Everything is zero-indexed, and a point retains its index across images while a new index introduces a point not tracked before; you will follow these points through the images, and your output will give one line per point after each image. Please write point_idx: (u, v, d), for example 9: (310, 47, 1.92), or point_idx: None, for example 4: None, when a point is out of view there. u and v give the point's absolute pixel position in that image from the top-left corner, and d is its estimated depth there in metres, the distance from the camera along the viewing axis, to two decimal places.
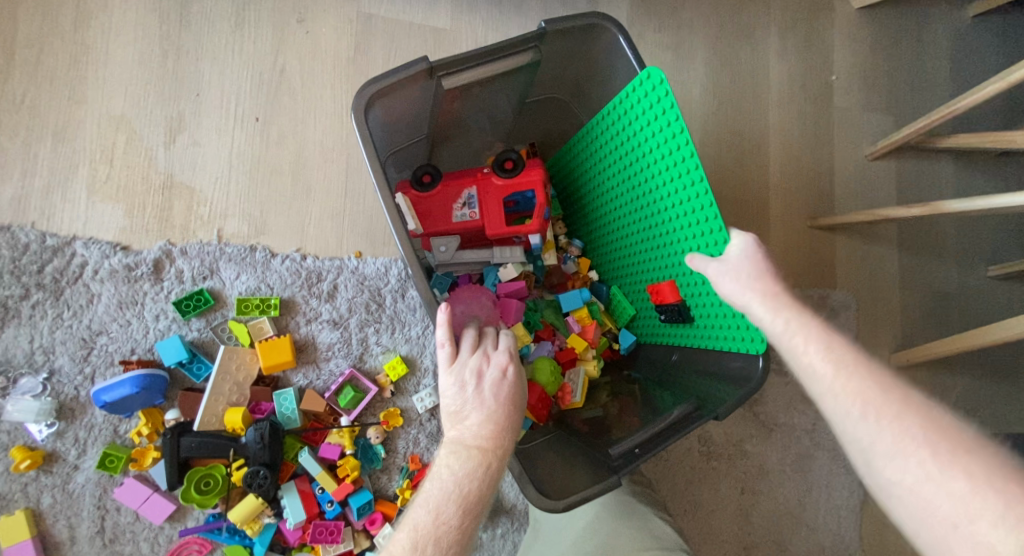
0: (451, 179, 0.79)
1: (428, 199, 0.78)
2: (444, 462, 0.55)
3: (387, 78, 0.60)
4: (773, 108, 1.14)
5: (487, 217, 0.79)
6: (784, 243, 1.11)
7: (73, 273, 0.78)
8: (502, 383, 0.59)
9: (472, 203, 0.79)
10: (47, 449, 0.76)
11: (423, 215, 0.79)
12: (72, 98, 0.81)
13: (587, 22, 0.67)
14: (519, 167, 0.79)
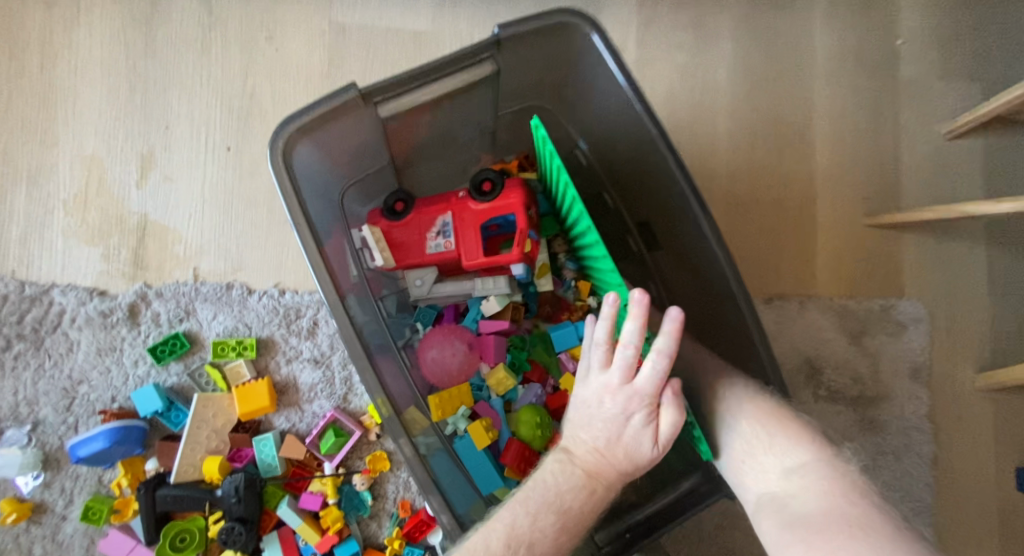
0: (426, 205, 0.70)
1: (398, 228, 0.69)
2: (546, 475, 0.51)
3: (311, 111, 0.55)
4: (820, 88, 0.97)
5: (463, 247, 0.68)
6: (835, 246, 0.95)
7: (51, 322, 0.78)
8: (626, 430, 0.50)
9: (447, 231, 0.69)
10: (36, 499, 0.76)
11: (394, 246, 0.69)
12: (44, 141, 0.80)
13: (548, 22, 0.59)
14: (498, 190, 0.67)
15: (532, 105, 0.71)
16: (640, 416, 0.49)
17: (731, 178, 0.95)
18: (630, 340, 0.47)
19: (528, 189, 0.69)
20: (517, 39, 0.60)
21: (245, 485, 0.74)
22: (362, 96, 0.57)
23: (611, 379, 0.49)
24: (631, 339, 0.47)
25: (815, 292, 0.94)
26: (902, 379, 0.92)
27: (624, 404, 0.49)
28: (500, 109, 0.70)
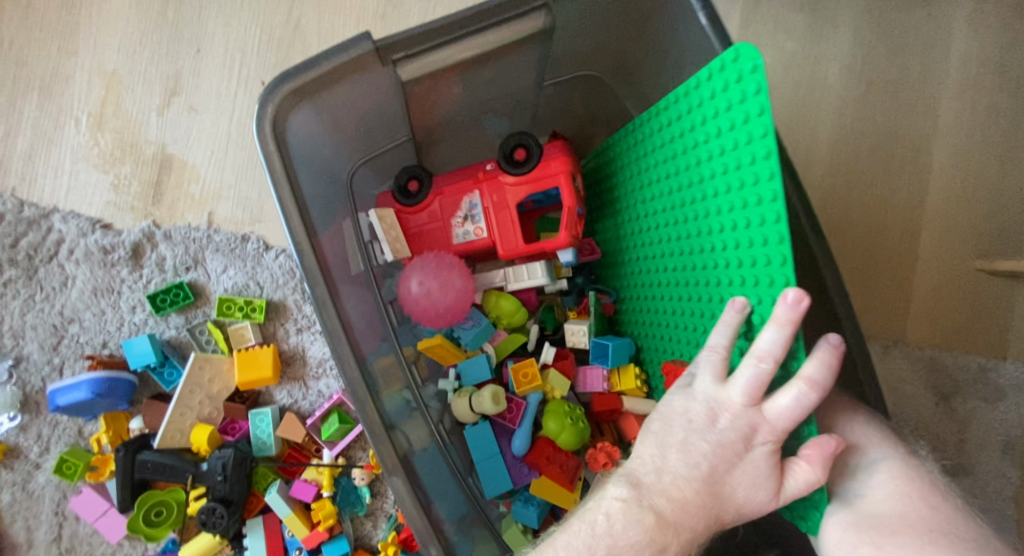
0: (448, 185, 0.59)
1: (416, 215, 0.59)
2: (599, 513, 0.38)
3: (312, 67, 0.43)
4: (947, 101, 0.82)
5: (498, 230, 0.58)
6: (936, 288, 0.82)
7: (47, 251, 0.70)
8: (743, 466, 0.35)
9: (475, 215, 0.58)
10: (10, 442, 0.69)
11: (411, 236, 0.59)
12: (62, 48, 0.72)
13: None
14: (533, 156, 0.56)
15: (577, 70, 0.59)
16: (763, 452, 0.35)
17: (826, 194, 0.82)
18: (769, 353, 0.34)
19: (573, 154, 0.58)
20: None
21: (234, 461, 0.66)
22: (378, 54, 0.45)
23: (728, 397, 0.36)
24: (770, 350, 0.34)
25: (903, 338, 0.81)
26: (991, 453, 0.79)
27: (744, 431, 0.35)
28: (543, 79, 0.58)
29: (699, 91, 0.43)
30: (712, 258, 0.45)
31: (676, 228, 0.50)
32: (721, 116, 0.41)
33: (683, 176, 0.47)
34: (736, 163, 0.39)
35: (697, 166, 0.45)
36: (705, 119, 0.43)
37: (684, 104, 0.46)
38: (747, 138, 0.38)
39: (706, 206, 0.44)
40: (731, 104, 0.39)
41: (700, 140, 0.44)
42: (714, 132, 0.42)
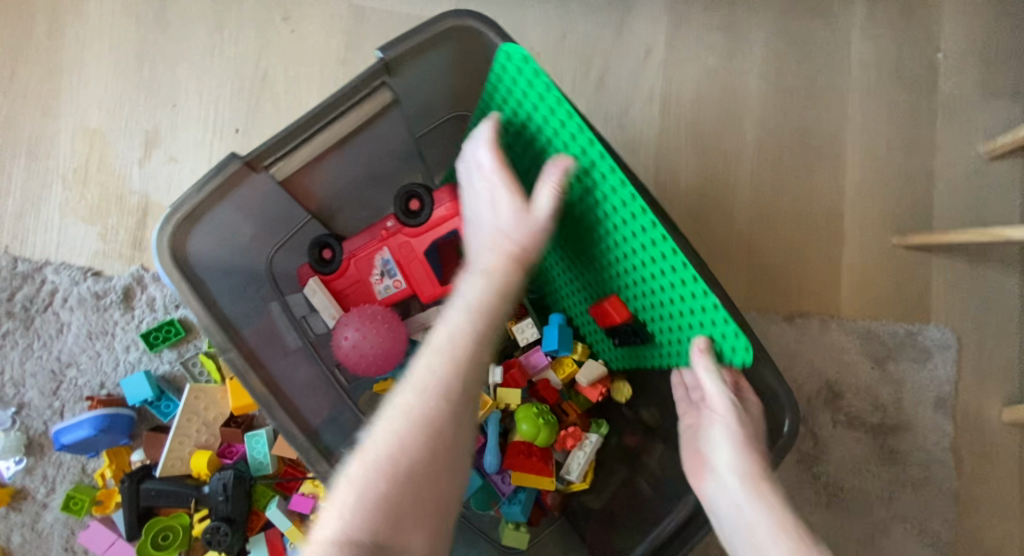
0: (359, 247, 0.63)
1: (336, 281, 0.63)
2: (439, 335, 0.42)
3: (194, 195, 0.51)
4: (853, 99, 0.93)
5: (414, 279, 0.63)
6: (863, 266, 0.91)
7: (43, 301, 0.75)
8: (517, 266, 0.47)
9: (390, 270, 0.62)
10: (17, 485, 0.73)
11: (339, 298, 0.64)
12: (45, 112, 0.78)
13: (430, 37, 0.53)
14: (428, 209, 0.61)
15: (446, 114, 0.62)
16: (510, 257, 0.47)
17: (758, 188, 0.91)
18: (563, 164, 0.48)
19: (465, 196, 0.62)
20: (404, 61, 0.54)
21: (237, 482, 0.70)
22: (248, 165, 0.52)
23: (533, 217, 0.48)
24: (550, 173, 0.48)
25: (839, 311, 0.90)
26: (924, 409, 0.88)
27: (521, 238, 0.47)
28: (416, 131, 0.62)
29: (506, 83, 0.52)
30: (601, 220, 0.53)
31: (558, 193, 0.56)
32: (530, 102, 0.51)
33: (542, 150, 0.54)
34: (567, 144, 0.50)
35: (547, 156, 0.54)
36: (526, 103, 0.52)
37: (509, 91, 0.53)
38: (553, 109, 0.49)
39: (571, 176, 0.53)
40: (530, 92, 0.50)
41: (541, 137, 0.53)
42: (551, 134, 0.51)
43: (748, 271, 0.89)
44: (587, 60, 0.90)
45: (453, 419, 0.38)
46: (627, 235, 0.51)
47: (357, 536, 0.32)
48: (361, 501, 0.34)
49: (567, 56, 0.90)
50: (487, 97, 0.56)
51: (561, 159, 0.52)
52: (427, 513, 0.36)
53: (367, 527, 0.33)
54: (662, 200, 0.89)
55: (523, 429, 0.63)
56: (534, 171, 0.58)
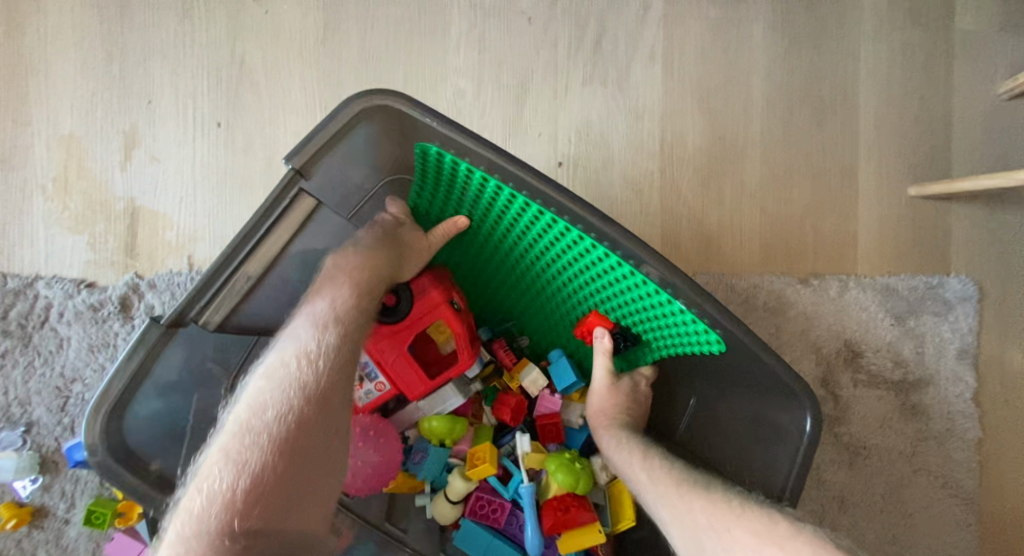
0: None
1: None
2: (291, 359, 0.46)
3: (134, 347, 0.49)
4: (865, 43, 0.88)
5: (394, 375, 0.61)
6: (879, 221, 0.88)
7: (39, 317, 0.72)
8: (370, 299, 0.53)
9: (372, 372, 0.61)
10: (35, 504, 0.72)
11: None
12: (16, 119, 0.74)
13: (341, 125, 0.50)
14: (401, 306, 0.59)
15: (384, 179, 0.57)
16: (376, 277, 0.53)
17: (768, 145, 0.87)
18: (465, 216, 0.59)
19: (440, 280, 0.61)
20: (318, 160, 0.51)
21: None
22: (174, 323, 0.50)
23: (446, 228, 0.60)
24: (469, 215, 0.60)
25: (856, 270, 0.87)
26: (947, 361, 0.87)
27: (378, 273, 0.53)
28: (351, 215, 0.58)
29: (438, 172, 0.56)
30: (571, 258, 0.57)
31: (526, 245, 0.60)
32: (469, 183, 0.55)
33: (498, 215, 0.58)
34: (520, 209, 0.54)
35: (498, 217, 0.58)
36: (463, 184, 0.56)
37: (446, 177, 0.56)
38: (490, 184, 0.53)
39: (532, 230, 0.57)
40: (464, 176, 0.54)
41: (487, 204, 0.57)
42: (498, 201, 0.55)
43: (761, 235, 0.86)
44: (582, 21, 0.84)
45: (325, 410, 0.45)
46: (596, 266, 0.56)
47: (237, 528, 0.38)
48: (235, 501, 0.39)
49: (560, 16, 0.83)
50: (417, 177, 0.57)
51: (517, 219, 0.56)
52: (299, 501, 0.42)
53: (250, 508, 0.39)
54: (670, 167, 0.85)
55: (558, 482, 0.62)
56: (494, 231, 0.61)
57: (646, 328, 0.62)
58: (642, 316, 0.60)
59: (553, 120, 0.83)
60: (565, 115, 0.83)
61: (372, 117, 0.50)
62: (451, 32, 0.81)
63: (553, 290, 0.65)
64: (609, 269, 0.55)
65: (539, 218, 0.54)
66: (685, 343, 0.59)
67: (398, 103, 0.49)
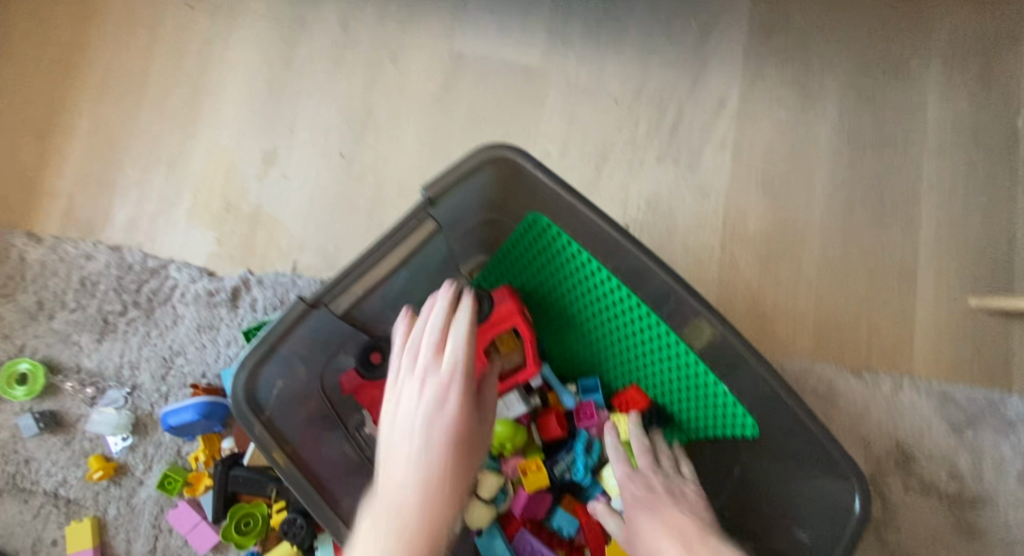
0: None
1: None
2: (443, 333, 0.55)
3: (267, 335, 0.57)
4: (929, 159, 0.94)
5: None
6: (937, 326, 0.90)
7: (164, 295, 0.84)
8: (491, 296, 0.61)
9: None
10: (120, 460, 0.80)
11: (372, 406, 0.67)
12: (186, 132, 0.89)
13: (466, 170, 0.60)
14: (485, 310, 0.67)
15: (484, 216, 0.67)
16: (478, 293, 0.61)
17: (828, 239, 0.92)
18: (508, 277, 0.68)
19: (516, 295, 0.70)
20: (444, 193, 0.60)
21: None
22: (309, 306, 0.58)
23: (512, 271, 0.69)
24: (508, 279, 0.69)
25: (910, 371, 0.88)
26: (1007, 483, 0.84)
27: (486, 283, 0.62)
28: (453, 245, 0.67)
29: (527, 242, 0.68)
30: (627, 334, 0.68)
31: (587, 317, 0.70)
32: (553, 254, 0.67)
33: (569, 287, 0.69)
34: (594, 282, 0.65)
35: (571, 290, 0.69)
36: (547, 255, 0.68)
37: (533, 247, 0.68)
38: (574, 257, 0.65)
39: (598, 305, 0.67)
40: (553, 247, 0.66)
41: (565, 277, 0.68)
42: (580, 278, 0.66)
43: (814, 322, 0.89)
44: (664, 108, 0.95)
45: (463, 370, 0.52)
46: (649, 342, 0.66)
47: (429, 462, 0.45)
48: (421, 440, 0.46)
49: (645, 102, 0.95)
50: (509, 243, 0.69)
51: (586, 292, 0.67)
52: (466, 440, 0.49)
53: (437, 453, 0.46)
54: (731, 247, 0.91)
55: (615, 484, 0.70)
56: (560, 302, 0.72)
57: (679, 408, 0.70)
58: (682, 397, 0.68)
59: (627, 189, 0.92)
60: (638, 186, 0.92)
61: (495, 163, 0.60)
62: (548, 105, 0.93)
63: (604, 359, 0.74)
64: (661, 347, 0.65)
65: (610, 293, 0.65)
66: (715, 425, 0.67)
67: (512, 156, 0.60)
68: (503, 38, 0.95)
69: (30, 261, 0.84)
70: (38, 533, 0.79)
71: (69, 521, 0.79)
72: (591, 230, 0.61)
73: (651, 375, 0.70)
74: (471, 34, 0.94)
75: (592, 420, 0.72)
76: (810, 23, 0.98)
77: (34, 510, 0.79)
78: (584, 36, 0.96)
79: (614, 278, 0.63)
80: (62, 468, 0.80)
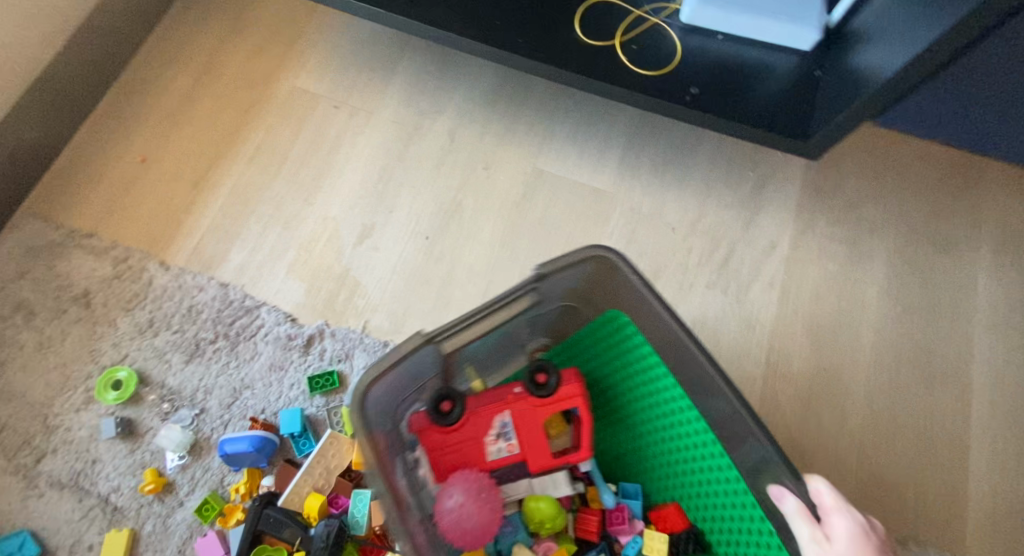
0: (481, 406, 0.71)
1: (452, 436, 0.69)
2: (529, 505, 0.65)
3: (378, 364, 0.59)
4: (976, 331, 0.97)
5: (524, 449, 0.71)
6: (983, 504, 0.87)
7: (250, 332, 0.96)
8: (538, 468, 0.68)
9: (508, 433, 0.71)
10: (170, 478, 0.87)
11: (432, 451, 0.69)
12: (306, 200, 1.06)
13: (573, 261, 0.65)
14: (554, 388, 0.70)
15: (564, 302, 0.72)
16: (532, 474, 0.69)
17: (872, 391, 0.93)
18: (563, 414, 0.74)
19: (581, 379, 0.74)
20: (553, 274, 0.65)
21: (329, 532, 0.77)
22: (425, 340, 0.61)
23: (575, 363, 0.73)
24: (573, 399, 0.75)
25: (953, 547, 0.84)
26: None
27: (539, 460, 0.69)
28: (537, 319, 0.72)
29: (607, 335, 0.73)
30: (687, 450, 0.71)
31: (651, 422, 0.74)
32: (630, 354, 0.71)
33: (639, 388, 0.73)
34: (665, 393, 0.69)
35: (640, 391, 0.73)
36: (624, 352, 0.72)
37: (612, 339, 0.73)
38: (650, 365, 0.69)
39: (665, 414, 0.71)
40: (632, 348, 0.70)
41: (637, 377, 0.73)
42: (653, 385, 0.71)
43: (852, 473, 0.88)
44: (718, 242, 1.04)
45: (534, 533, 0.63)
46: (705, 464, 0.69)
47: None
48: None
49: (701, 234, 1.04)
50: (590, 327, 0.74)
51: (655, 400, 0.71)
52: None
53: None
54: (772, 381, 0.94)
55: None
56: (627, 397, 0.76)
57: (718, 534, 0.72)
58: (723, 526, 0.71)
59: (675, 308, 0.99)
60: (686, 306, 0.99)
61: (594, 260, 0.66)
62: (612, 224, 1.05)
63: (654, 467, 0.78)
64: (715, 472, 0.68)
65: (678, 408, 0.68)
66: None
67: (612, 257, 0.66)
68: (581, 164, 1.10)
69: (154, 284, 0.99)
70: (80, 533, 0.84)
71: (109, 528, 0.84)
72: (683, 350, 0.65)
73: (692, 495, 0.74)
74: (555, 156, 1.10)
75: (626, 527, 0.75)
76: (862, 191, 1.08)
77: (83, 510, 0.85)
78: (652, 172, 1.10)
79: (683, 396, 0.67)
80: (120, 475, 0.88)
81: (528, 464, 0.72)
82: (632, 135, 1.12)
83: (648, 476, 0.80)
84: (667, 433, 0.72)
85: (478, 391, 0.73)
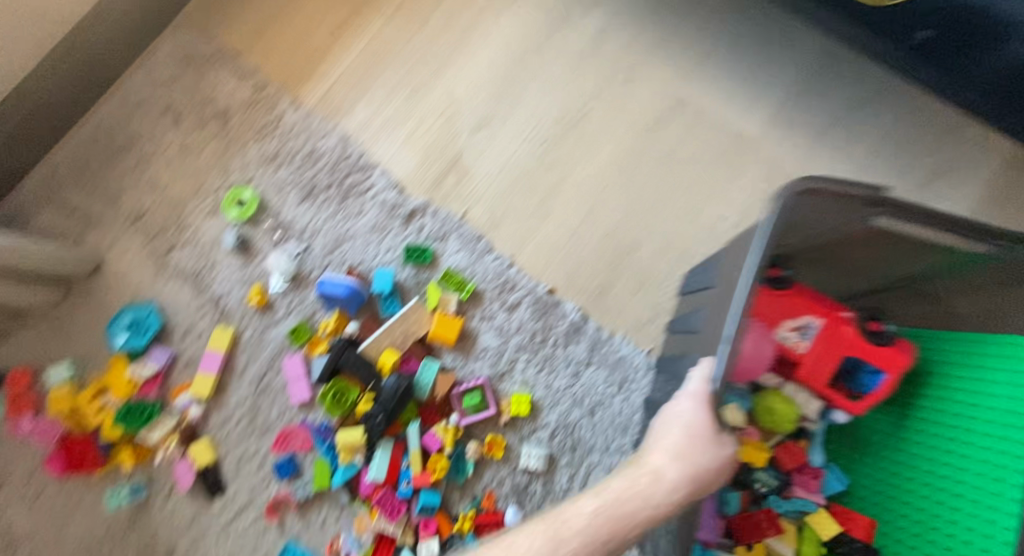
0: (805, 293, 0.75)
1: (779, 298, 0.74)
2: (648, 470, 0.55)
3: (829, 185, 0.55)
4: None
5: (809, 357, 0.75)
6: None
7: (359, 189, 1.00)
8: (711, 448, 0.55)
9: (807, 333, 0.74)
10: (272, 298, 0.95)
11: (758, 313, 0.75)
12: (438, 68, 1.03)
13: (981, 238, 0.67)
14: (886, 340, 0.74)
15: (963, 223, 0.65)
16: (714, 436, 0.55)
17: None
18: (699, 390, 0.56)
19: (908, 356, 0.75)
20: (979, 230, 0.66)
21: (397, 386, 0.86)
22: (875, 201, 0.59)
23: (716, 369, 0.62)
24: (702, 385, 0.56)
25: None
26: None
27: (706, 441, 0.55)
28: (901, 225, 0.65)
29: (984, 355, 0.69)
30: (947, 493, 0.69)
31: (942, 459, 0.71)
32: (997, 393, 0.66)
33: (965, 430, 0.70)
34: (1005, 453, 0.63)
35: (965, 429, 0.70)
36: (977, 386, 0.70)
37: (978, 368, 0.70)
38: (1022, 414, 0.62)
39: (975, 465, 0.66)
40: (1015, 381, 0.64)
41: (967, 417, 0.70)
42: (977, 434, 0.68)
43: None
44: None
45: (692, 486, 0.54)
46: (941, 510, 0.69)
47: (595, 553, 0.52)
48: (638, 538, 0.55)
49: None
50: (972, 350, 0.71)
51: (976, 446, 0.67)
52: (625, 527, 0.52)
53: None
54: None
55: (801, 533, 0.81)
56: (943, 425, 0.73)
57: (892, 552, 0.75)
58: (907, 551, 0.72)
59: None
60: None
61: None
62: (743, 178, 0.99)
63: (885, 472, 0.79)
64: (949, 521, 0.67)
65: (988, 465, 0.65)
66: None
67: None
68: (733, 99, 1.01)
69: (283, 120, 1.02)
70: (192, 322, 0.94)
71: (217, 324, 0.94)
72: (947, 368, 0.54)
73: (901, 516, 0.74)
74: (706, 83, 1.01)
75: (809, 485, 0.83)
76: None
77: (198, 303, 0.95)
78: (808, 128, 0.99)
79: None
80: (232, 282, 0.96)
81: (799, 368, 0.76)
82: (801, 88, 1.00)
83: (865, 488, 0.81)
84: (948, 469, 0.70)
85: (807, 286, 0.77)
